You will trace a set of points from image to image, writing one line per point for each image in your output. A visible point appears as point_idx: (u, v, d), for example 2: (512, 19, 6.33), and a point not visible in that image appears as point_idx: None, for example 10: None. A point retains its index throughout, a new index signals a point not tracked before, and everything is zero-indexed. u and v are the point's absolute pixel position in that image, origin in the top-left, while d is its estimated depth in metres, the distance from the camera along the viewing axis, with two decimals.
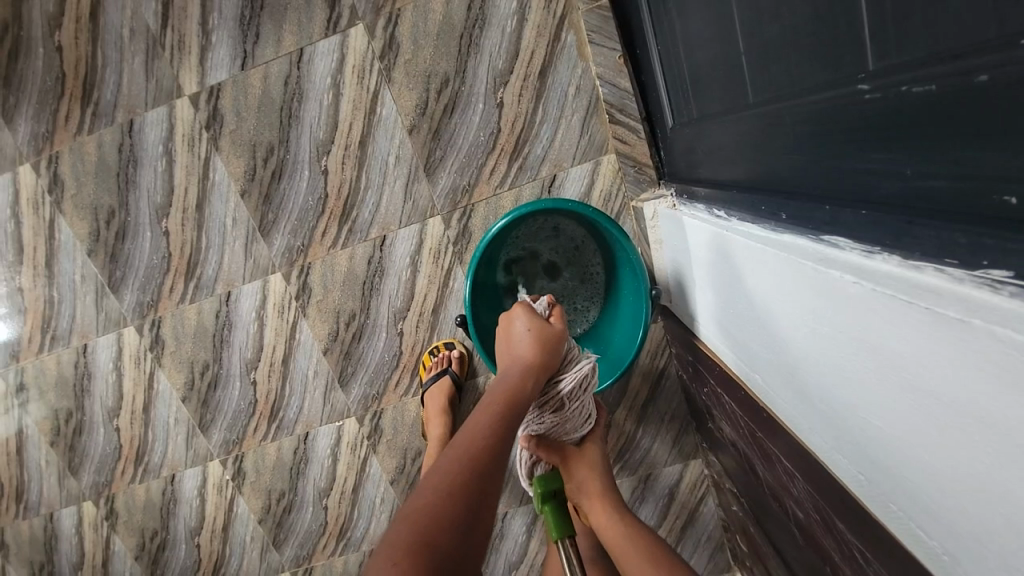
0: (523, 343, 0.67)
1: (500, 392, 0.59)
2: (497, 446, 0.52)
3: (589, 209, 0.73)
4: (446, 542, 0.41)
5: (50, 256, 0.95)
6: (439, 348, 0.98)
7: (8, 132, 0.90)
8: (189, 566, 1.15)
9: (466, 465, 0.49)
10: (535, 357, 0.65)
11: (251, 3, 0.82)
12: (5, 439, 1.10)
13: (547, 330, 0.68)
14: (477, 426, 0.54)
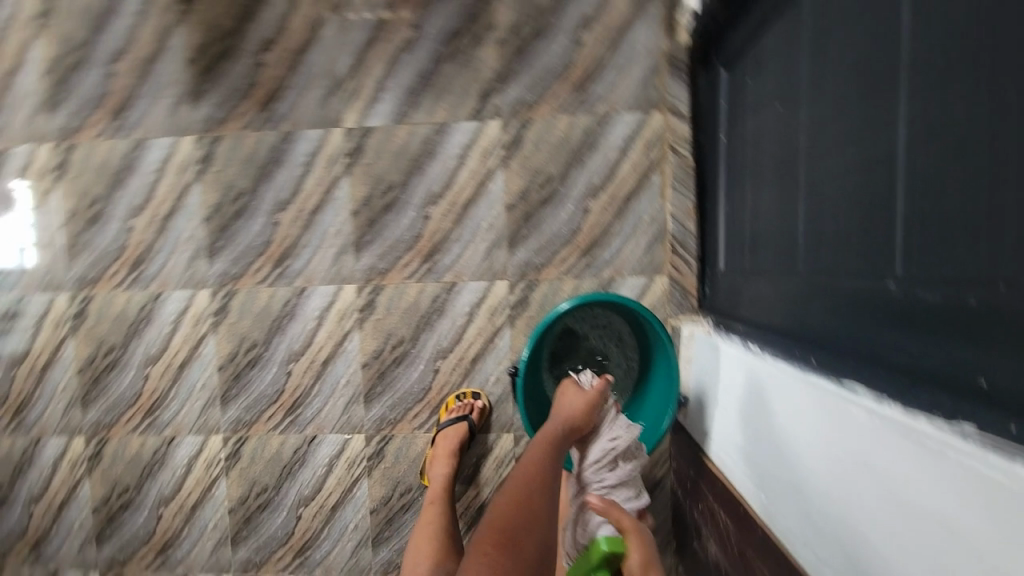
0: (565, 404, 0.83)
1: (545, 439, 0.77)
2: (544, 471, 0.71)
3: (651, 314, 0.85)
4: (515, 537, 0.61)
5: (171, 211, 1.09)
6: (466, 395, 1.06)
7: (190, 108, 1.06)
8: (141, 534, 1.15)
9: (520, 490, 0.67)
10: (574, 415, 0.81)
11: (423, 78, 1.02)
12: (34, 355, 1.14)
13: (585, 397, 0.84)
14: (529, 471, 0.71)
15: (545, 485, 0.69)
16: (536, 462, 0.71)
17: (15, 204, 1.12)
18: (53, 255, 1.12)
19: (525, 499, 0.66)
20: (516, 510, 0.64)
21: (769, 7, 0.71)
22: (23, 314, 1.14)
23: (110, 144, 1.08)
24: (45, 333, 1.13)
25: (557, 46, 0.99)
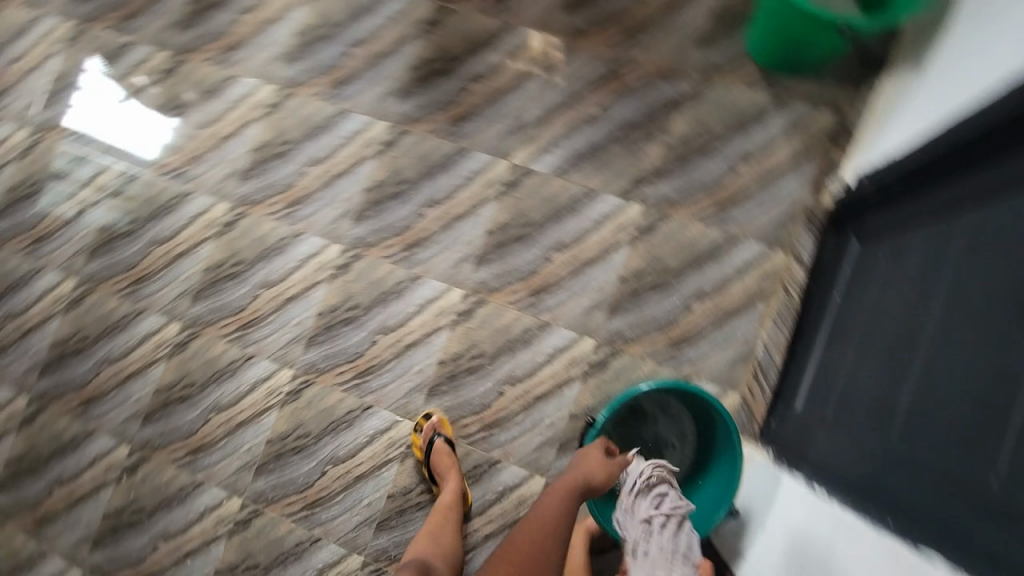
0: (594, 456, 0.82)
1: (568, 484, 0.78)
2: (559, 518, 0.75)
3: (734, 426, 0.90)
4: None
5: (341, 173, 1.25)
6: (421, 424, 1.14)
7: (395, 102, 1.24)
8: (183, 430, 1.23)
9: (532, 533, 0.74)
10: (599, 469, 0.81)
11: (591, 149, 1.17)
12: (173, 241, 1.28)
13: (609, 459, 0.82)
14: (545, 514, 0.76)
15: (558, 533, 0.74)
16: (553, 510, 0.75)
17: (218, 118, 1.30)
18: (230, 170, 1.28)
19: (536, 545, 0.73)
20: (529, 551, 0.73)
21: (914, 215, 0.83)
22: (180, 207, 1.29)
23: (318, 103, 1.26)
24: (191, 229, 1.28)
25: (716, 166, 1.12)
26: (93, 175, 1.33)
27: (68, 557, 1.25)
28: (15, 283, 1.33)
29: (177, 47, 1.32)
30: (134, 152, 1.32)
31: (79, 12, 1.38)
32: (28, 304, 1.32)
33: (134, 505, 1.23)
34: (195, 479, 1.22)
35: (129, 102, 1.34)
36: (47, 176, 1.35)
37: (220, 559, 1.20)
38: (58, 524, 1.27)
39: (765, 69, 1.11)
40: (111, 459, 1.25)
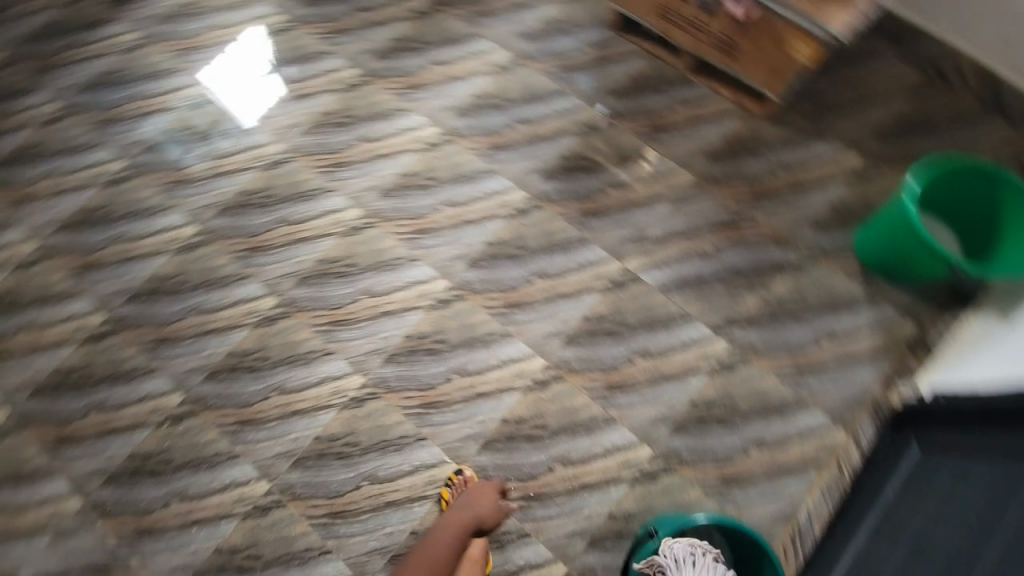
0: (478, 504, 1.08)
1: (455, 526, 1.05)
2: (450, 548, 1.04)
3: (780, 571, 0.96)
4: None
5: (471, 221, 1.37)
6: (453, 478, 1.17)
7: (540, 179, 1.39)
8: (241, 399, 1.26)
9: (429, 560, 1.03)
10: (481, 514, 1.07)
11: (698, 279, 1.29)
12: (301, 226, 1.39)
13: (494, 504, 1.08)
14: (438, 549, 1.04)
15: (449, 559, 1.03)
16: (444, 545, 1.03)
17: (381, 139, 1.45)
18: (375, 184, 1.41)
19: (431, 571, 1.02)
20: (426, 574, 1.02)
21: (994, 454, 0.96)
22: (318, 199, 1.41)
23: (472, 157, 1.42)
24: (321, 221, 1.39)
25: (802, 333, 1.24)
26: (252, 145, 1.45)
27: (76, 485, 1.22)
28: (138, 210, 1.41)
29: (368, 70, 1.51)
30: (295, 139, 1.46)
31: (294, 13, 1.58)
32: (143, 234, 1.39)
33: (164, 454, 1.23)
34: (233, 450, 1.23)
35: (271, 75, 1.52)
36: (210, 131, 1.48)
37: (225, 538, 1.18)
38: (80, 448, 1.24)
39: (865, 266, 1.27)
40: (160, 404, 1.26)
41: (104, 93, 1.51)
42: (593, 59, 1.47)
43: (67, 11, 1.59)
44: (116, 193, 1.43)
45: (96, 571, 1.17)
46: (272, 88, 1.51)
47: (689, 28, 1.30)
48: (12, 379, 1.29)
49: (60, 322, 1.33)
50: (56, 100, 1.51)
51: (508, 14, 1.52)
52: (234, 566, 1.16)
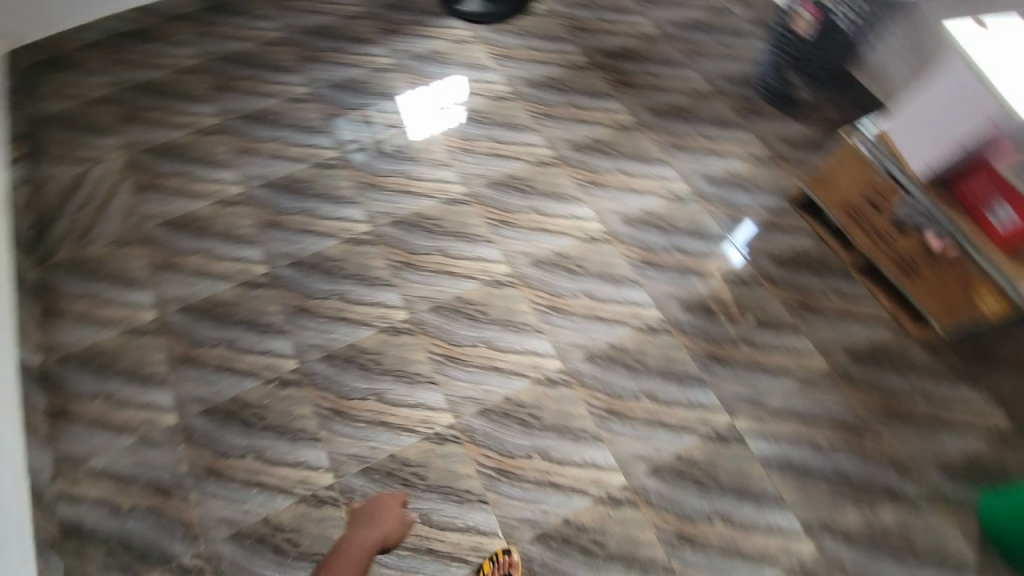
0: (381, 522, 1.16)
1: (361, 542, 1.13)
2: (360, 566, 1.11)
3: None
4: None
5: (602, 319, 1.43)
6: (497, 554, 1.17)
7: (678, 308, 1.44)
8: (342, 389, 1.35)
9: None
10: (385, 530, 1.16)
11: (804, 468, 1.26)
12: (452, 261, 1.51)
13: (397, 517, 1.18)
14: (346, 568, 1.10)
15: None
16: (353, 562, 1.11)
17: (550, 215, 1.57)
18: (529, 252, 1.52)
19: None
20: None
21: None
22: (476, 244, 1.53)
23: (624, 263, 1.50)
24: (471, 264, 1.50)
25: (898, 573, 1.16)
26: (441, 179, 1.63)
27: (178, 403, 1.32)
28: (329, 196, 1.60)
29: (561, 154, 1.66)
30: (477, 188, 1.61)
31: (517, 85, 1.79)
32: (325, 216, 1.57)
33: (260, 408, 1.32)
34: (317, 432, 1.30)
35: (460, 106, 1.75)
36: (412, 154, 1.67)
37: (275, 512, 1.22)
38: (196, 372, 1.35)
39: (985, 534, 1.19)
40: (278, 362, 1.38)
41: (343, 94, 1.77)
42: (765, 222, 1.55)
43: (343, 19, 1.89)
44: (318, 174, 1.63)
45: (159, 489, 1.23)
46: (456, 116, 1.73)
47: (873, 233, 1.37)
48: (171, 290, 1.45)
49: (230, 260, 1.50)
50: (305, 86, 1.77)
51: (700, 154, 1.64)
52: (271, 542, 1.19)
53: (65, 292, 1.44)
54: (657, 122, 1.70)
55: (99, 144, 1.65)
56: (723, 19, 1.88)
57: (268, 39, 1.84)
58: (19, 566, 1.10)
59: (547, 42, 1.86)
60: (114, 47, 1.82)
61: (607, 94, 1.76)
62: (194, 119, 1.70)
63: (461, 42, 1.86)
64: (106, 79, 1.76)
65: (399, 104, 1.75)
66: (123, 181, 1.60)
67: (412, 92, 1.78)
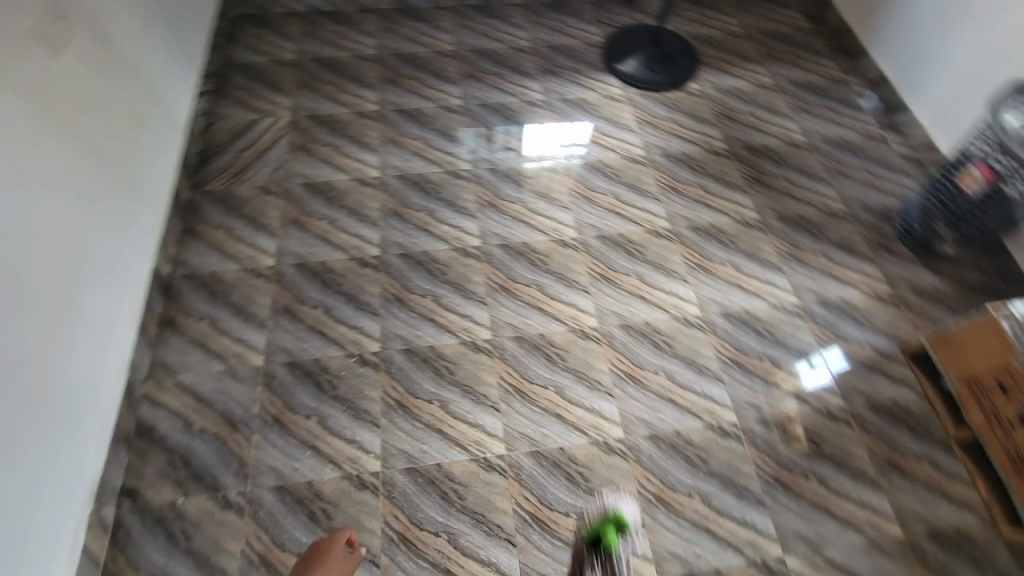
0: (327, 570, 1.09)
1: None
2: None
3: None
4: None
5: (677, 404, 1.40)
6: None
7: (756, 419, 1.40)
8: (413, 386, 1.38)
9: None
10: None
11: None
12: (547, 299, 1.53)
13: (343, 562, 1.11)
14: None
15: None
16: None
17: (652, 286, 1.57)
18: (622, 315, 1.52)
19: None
20: None
21: None
22: (574, 290, 1.55)
23: (712, 357, 1.47)
24: (563, 308, 1.53)
25: None
26: (557, 219, 1.68)
27: (268, 348, 1.41)
28: (453, 204, 1.69)
29: (678, 230, 1.67)
30: (589, 238, 1.65)
31: (653, 153, 1.83)
32: (443, 221, 1.65)
33: (335, 379, 1.38)
34: (379, 417, 1.33)
35: (577, 146, 1.84)
36: (538, 188, 1.74)
37: (320, 480, 1.25)
38: (291, 325, 1.44)
39: None
40: (362, 341, 1.43)
41: (491, 116, 1.88)
42: (869, 362, 1.48)
43: (511, 51, 2.03)
44: (448, 181, 1.73)
45: (228, 420, 1.31)
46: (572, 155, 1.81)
47: (991, 414, 1.28)
48: (293, 246, 1.57)
49: (350, 235, 1.60)
50: (461, 99, 1.91)
51: (817, 273, 1.61)
52: (307, 507, 1.22)
53: (207, 219, 1.60)
54: (782, 228, 1.69)
55: (274, 100, 1.84)
56: (876, 150, 1.86)
57: (441, 50, 2.01)
58: (91, 451, 1.18)
59: (693, 120, 1.91)
60: (312, 22, 2.04)
61: (739, 187, 1.76)
62: (359, 101, 1.87)
63: (612, 99, 1.95)
64: (297, 46, 1.97)
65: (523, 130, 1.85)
66: (283, 138, 1.77)
67: (539, 124, 1.88)
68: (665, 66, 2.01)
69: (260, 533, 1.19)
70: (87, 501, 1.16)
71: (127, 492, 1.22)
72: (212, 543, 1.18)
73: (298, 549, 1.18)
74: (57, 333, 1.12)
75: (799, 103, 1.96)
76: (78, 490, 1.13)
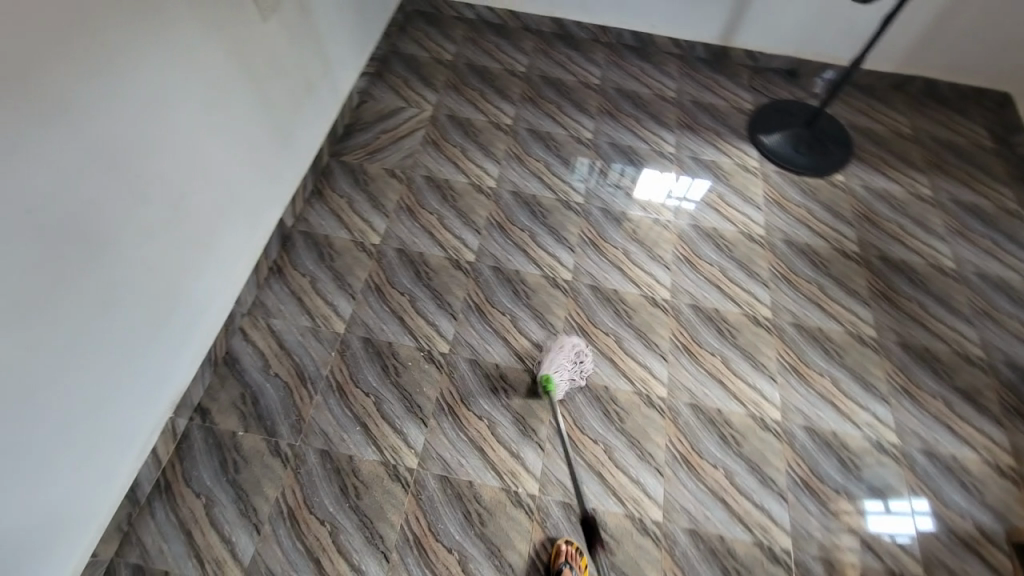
0: None
1: None
2: None
3: None
4: None
5: (728, 508, 1.29)
6: None
7: (813, 556, 1.25)
8: (469, 396, 1.39)
9: None
10: None
11: None
12: (621, 353, 1.48)
13: None
14: None
15: None
16: None
17: (736, 374, 1.47)
18: (696, 394, 1.43)
19: None
20: None
21: None
22: (652, 353, 1.49)
23: (783, 472, 1.34)
24: (637, 367, 1.46)
25: None
26: (654, 276, 1.62)
27: (351, 319, 1.50)
28: (556, 232, 1.69)
29: (780, 324, 1.56)
30: (682, 304, 1.58)
31: (774, 236, 1.72)
32: (542, 246, 1.66)
33: (401, 366, 1.43)
34: (429, 418, 1.36)
35: (685, 200, 1.80)
36: (643, 239, 1.70)
37: (360, 458, 1.30)
38: (377, 304, 1.52)
39: None
40: (435, 339, 1.48)
41: (616, 158, 1.88)
42: (967, 539, 1.28)
43: (653, 100, 2.03)
44: (558, 210, 1.74)
45: (299, 374, 1.40)
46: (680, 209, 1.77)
47: None
48: (400, 231, 1.66)
49: (452, 235, 1.67)
50: (592, 134, 1.93)
51: (928, 419, 1.43)
52: (342, 480, 1.27)
53: (335, 186, 1.74)
54: (900, 357, 1.52)
55: (423, 94, 1.98)
56: None
57: (587, 83, 2.06)
58: (183, 366, 1.30)
59: (828, 213, 1.78)
60: (477, 31, 2.18)
61: (862, 298, 1.61)
62: (496, 114, 1.95)
63: (746, 170, 1.87)
64: (458, 51, 2.11)
65: (640, 175, 1.84)
66: (420, 131, 1.89)
67: (655, 170, 1.86)
68: (812, 149, 1.90)
69: (294, 489, 1.25)
70: (168, 409, 1.27)
71: (201, 410, 1.34)
72: (254, 482, 1.26)
73: (322, 515, 1.22)
74: (190, 253, 1.26)
75: (957, 226, 1.76)
76: (163, 397, 1.25)
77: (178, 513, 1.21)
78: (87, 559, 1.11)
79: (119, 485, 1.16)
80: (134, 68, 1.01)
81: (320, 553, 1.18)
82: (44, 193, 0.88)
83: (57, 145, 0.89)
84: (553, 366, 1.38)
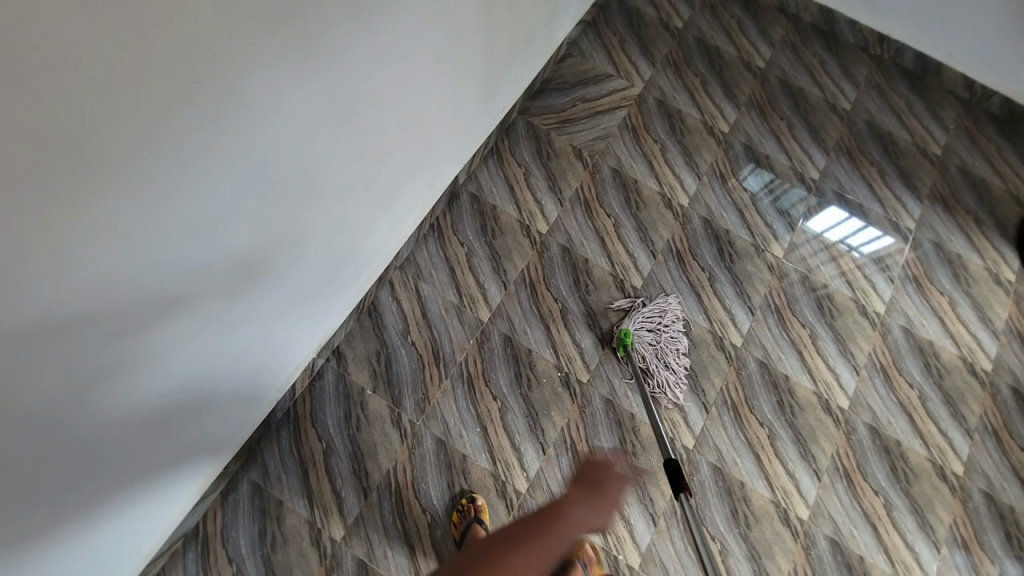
0: None
1: None
2: None
3: None
4: None
5: None
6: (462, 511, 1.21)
7: None
8: (594, 439, 1.30)
9: None
10: None
11: None
12: (770, 452, 1.31)
13: None
14: None
15: None
16: None
17: (895, 526, 1.26)
18: (840, 530, 1.25)
19: None
20: None
21: None
22: (806, 464, 1.30)
23: None
24: (784, 473, 1.29)
25: None
26: (838, 377, 1.38)
27: (497, 308, 1.40)
28: (739, 284, 1.46)
29: (966, 486, 1.31)
30: (859, 421, 1.34)
31: (999, 378, 1.40)
32: (720, 297, 1.45)
33: (536, 379, 1.34)
34: (550, 445, 1.29)
35: (906, 283, 1.49)
36: (840, 327, 1.43)
37: (473, 461, 1.27)
38: (527, 302, 1.41)
39: None
40: (576, 362, 1.37)
41: (839, 214, 1.55)
42: None
43: (909, 152, 1.63)
44: (750, 257, 1.49)
45: (435, 351, 1.35)
46: (898, 297, 1.47)
47: None
48: (570, 225, 1.50)
49: (624, 249, 1.48)
50: (819, 174, 1.59)
51: None
52: (451, 475, 1.25)
53: (516, 150, 1.57)
54: None
55: (637, 64, 1.69)
56: None
57: (835, 105, 1.68)
58: (338, 312, 1.29)
59: None
60: None
61: None
62: (713, 114, 1.65)
63: (996, 281, 1.50)
64: (691, 17, 1.77)
65: (853, 234, 1.53)
66: (622, 110, 1.63)
67: (875, 236, 1.53)
68: None
69: (405, 468, 1.25)
70: (314, 349, 1.28)
71: (337, 353, 1.34)
72: (371, 446, 1.27)
73: (425, 504, 1.23)
74: (376, 207, 1.20)
75: None
76: (315, 337, 1.26)
77: (300, 449, 1.25)
78: (220, 470, 1.18)
79: (254, 416, 1.19)
80: (376, 6, 0.88)
81: (415, 541, 1.20)
82: (261, 139, 0.81)
83: (288, 86, 0.81)
84: (632, 320, 1.38)
